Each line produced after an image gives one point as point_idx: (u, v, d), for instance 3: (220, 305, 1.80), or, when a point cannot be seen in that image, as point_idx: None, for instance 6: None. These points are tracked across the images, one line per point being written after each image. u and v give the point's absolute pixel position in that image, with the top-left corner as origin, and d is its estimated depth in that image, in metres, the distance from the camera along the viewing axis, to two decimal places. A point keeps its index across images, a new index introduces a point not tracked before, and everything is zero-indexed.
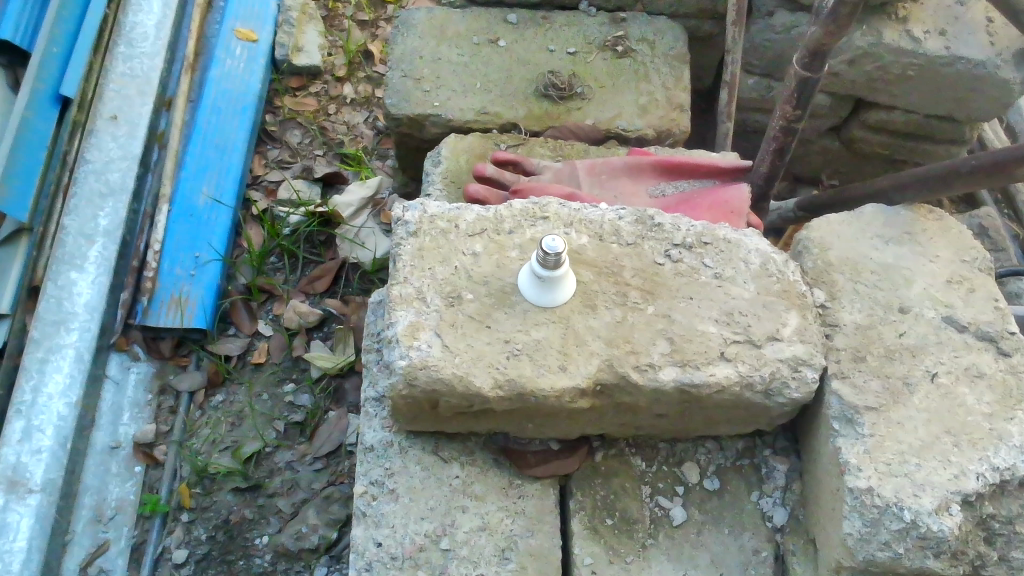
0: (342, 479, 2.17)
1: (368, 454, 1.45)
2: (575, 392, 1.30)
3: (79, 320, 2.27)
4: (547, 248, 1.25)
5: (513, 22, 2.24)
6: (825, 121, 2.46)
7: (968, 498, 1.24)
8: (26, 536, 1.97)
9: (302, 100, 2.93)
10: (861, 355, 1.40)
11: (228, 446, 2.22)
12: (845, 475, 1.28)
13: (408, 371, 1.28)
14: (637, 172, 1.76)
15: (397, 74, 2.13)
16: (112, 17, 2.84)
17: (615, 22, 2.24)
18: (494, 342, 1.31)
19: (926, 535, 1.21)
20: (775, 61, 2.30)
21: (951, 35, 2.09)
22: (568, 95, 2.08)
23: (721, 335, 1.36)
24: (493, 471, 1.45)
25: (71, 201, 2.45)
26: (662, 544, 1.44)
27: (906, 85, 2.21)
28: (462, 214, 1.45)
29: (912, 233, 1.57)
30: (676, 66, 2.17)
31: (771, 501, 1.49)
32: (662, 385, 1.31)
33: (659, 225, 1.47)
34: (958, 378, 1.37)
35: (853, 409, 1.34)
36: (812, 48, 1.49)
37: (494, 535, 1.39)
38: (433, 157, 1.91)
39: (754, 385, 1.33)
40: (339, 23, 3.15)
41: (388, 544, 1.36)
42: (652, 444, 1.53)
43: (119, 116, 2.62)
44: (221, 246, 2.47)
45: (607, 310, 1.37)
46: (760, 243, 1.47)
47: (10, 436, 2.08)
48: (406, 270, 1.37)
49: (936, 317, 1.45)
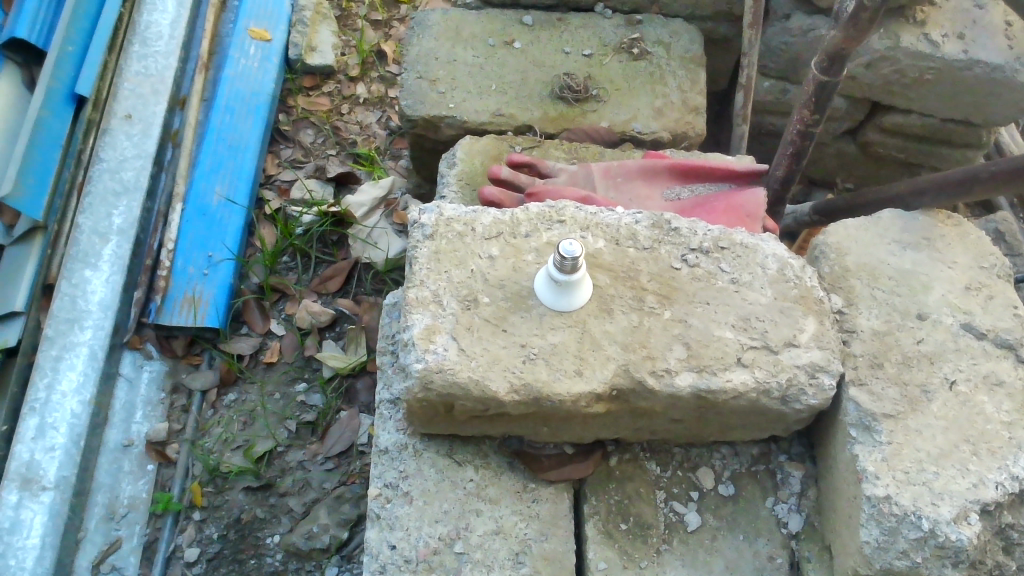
0: (354, 480, 2.18)
1: (383, 456, 1.45)
2: (591, 397, 1.30)
3: (93, 319, 2.28)
4: (565, 253, 1.25)
5: (528, 23, 2.24)
6: (840, 124, 2.45)
7: (987, 508, 1.23)
8: (39, 533, 1.98)
9: (315, 100, 2.93)
10: (879, 362, 1.39)
11: (240, 446, 2.23)
12: (862, 483, 1.27)
13: (424, 374, 1.28)
14: (652, 175, 1.76)
15: (413, 75, 2.13)
16: (127, 16, 2.85)
17: (631, 24, 2.23)
18: (510, 345, 1.31)
19: (944, 544, 1.20)
20: (791, 64, 2.29)
21: (970, 39, 2.08)
22: (583, 98, 2.08)
23: (738, 341, 1.35)
24: (507, 474, 1.45)
25: (85, 200, 2.46)
26: (676, 550, 1.44)
27: (923, 89, 2.19)
28: (478, 217, 1.45)
29: (930, 239, 1.56)
30: (692, 68, 2.16)
31: (787, 507, 1.48)
32: (678, 391, 1.31)
33: (675, 230, 1.47)
34: (977, 386, 1.36)
35: (870, 416, 1.33)
36: (830, 52, 1.48)
37: (508, 539, 1.39)
38: (448, 159, 1.90)
39: (770, 392, 1.33)
40: (352, 22, 3.15)
41: (402, 546, 1.36)
42: (667, 449, 1.52)
43: (134, 115, 2.63)
44: (234, 245, 2.47)
45: (623, 314, 1.36)
46: (777, 248, 1.47)
47: (24, 433, 2.10)
48: (422, 273, 1.37)
49: (954, 324, 1.44)
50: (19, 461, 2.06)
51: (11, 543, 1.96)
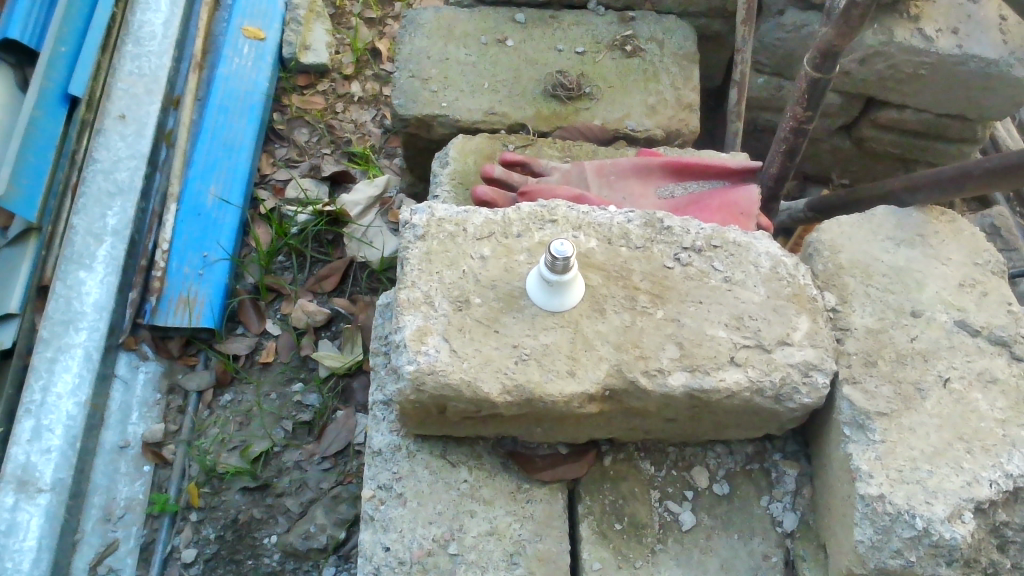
0: (350, 479, 2.17)
1: (376, 458, 1.45)
2: (584, 398, 1.29)
3: (88, 320, 2.27)
4: (556, 253, 1.24)
5: (521, 21, 2.23)
6: (835, 120, 2.44)
7: (981, 506, 1.23)
8: (36, 535, 1.98)
9: (309, 98, 2.93)
10: (872, 360, 1.39)
11: (237, 446, 2.22)
12: (856, 482, 1.27)
13: (416, 376, 1.27)
14: (646, 173, 1.75)
15: (405, 74, 2.12)
16: (120, 16, 2.84)
17: (624, 21, 2.22)
18: (502, 346, 1.31)
19: (939, 542, 1.20)
20: (785, 60, 2.28)
21: (964, 33, 2.07)
22: (576, 95, 2.07)
23: (731, 340, 1.35)
24: (501, 475, 1.44)
25: (80, 200, 2.45)
26: (671, 550, 1.43)
27: (918, 84, 2.18)
28: (470, 218, 1.44)
29: (923, 236, 1.56)
30: (685, 65, 2.15)
31: (781, 506, 1.48)
32: (671, 391, 1.30)
33: (668, 228, 1.46)
34: (971, 384, 1.36)
35: (864, 414, 1.33)
36: (822, 49, 1.47)
37: (502, 539, 1.39)
38: (441, 158, 1.90)
39: (764, 391, 1.33)
40: (347, 20, 3.15)
41: (396, 548, 1.36)
42: (662, 448, 1.52)
43: (127, 115, 2.62)
44: (228, 245, 2.47)
45: (616, 314, 1.36)
46: (770, 246, 1.46)
47: (20, 436, 2.09)
48: (413, 274, 1.37)
49: (948, 321, 1.44)
50: (15, 463, 2.06)
51: (7, 545, 1.96)
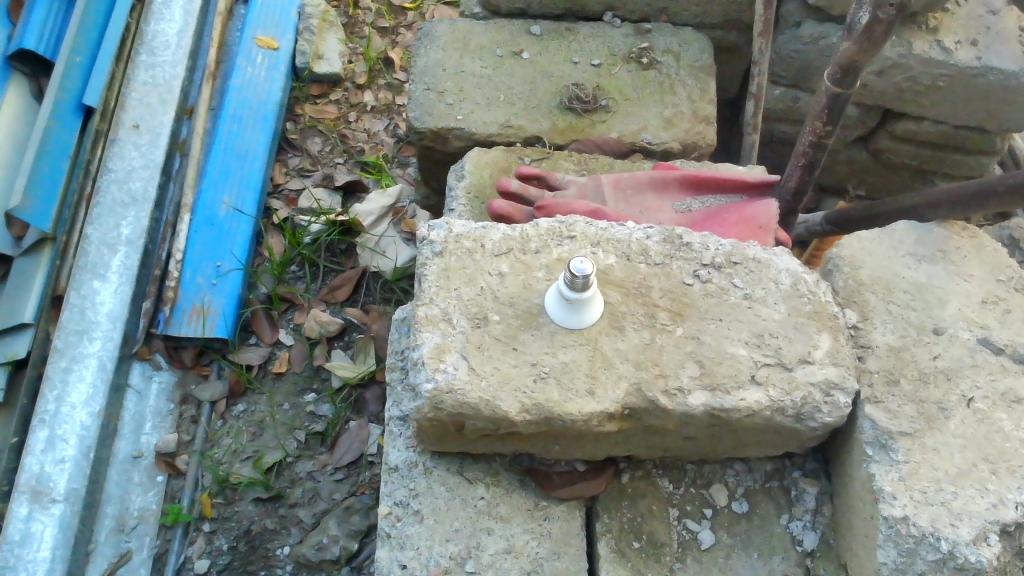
0: (363, 490, 2.16)
1: (393, 474, 1.44)
2: (604, 416, 1.28)
3: (102, 330, 2.27)
4: (575, 270, 1.23)
5: (536, 33, 2.22)
6: (853, 131, 2.43)
7: (1007, 528, 1.21)
8: (49, 546, 1.98)
9: (323, 107, 2.92)
10: (894, 379, 1.37)
11: (249, 456, 2.21)
12: (879, 503, 1.26)
13: (434, 395, 1.26)
14: (662, 187, 1.74)
15: (420, 87, 2.12)
16: (135, 26, 2.86)
17: (640, 33, 2.22)
18: (520, 364, 1.30)
19: (963, 565, 1.18)
20: (802, 71, 2.27)
21: (983, 45, 2.06)
22: (592, 109, 2.07)
23: (752, 358, 1.34)
24: (519, 492, 1.43)
25: (93, 210, 2.46)
26: (690, 568, 1.42)
27: (936, 96, 2.17)
28: (488, 234, 1.44)
29: (945, 251, 1.55)
30: (702, 77, 2.14)
31: (802, 524, 1.46)
32: (691, 410, 1.29)
33: (687, 244, 1.45)
34: (995, 403, 1.34)
35: (887, 434, 1.31)
36: (844, 64, 1.46)
37: (519, 558, 1.38)
38: (456, 171, 1.90)
39: (785, 410, 1.31)
40: (360, 30, 3.15)
41: (413, 566, 1.35)
42: (680, 466, 1.51)
43: (141, 124, 2.62)
44: (242, 255, 2.46)
45: (635, 332, 1.35)
46: (790, 262, 1.45)
47: (34, 446, 2.10)
48: (431, 291, 1.36)
49: (971, 338, 1.42)
50: (29, 474, 2.06)
51: (21, 556, 1.96)
